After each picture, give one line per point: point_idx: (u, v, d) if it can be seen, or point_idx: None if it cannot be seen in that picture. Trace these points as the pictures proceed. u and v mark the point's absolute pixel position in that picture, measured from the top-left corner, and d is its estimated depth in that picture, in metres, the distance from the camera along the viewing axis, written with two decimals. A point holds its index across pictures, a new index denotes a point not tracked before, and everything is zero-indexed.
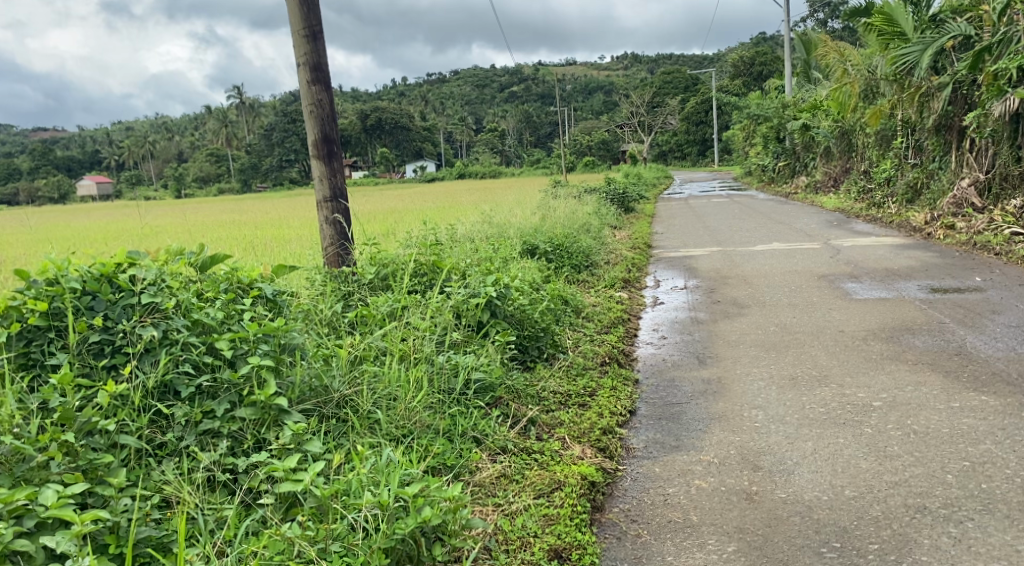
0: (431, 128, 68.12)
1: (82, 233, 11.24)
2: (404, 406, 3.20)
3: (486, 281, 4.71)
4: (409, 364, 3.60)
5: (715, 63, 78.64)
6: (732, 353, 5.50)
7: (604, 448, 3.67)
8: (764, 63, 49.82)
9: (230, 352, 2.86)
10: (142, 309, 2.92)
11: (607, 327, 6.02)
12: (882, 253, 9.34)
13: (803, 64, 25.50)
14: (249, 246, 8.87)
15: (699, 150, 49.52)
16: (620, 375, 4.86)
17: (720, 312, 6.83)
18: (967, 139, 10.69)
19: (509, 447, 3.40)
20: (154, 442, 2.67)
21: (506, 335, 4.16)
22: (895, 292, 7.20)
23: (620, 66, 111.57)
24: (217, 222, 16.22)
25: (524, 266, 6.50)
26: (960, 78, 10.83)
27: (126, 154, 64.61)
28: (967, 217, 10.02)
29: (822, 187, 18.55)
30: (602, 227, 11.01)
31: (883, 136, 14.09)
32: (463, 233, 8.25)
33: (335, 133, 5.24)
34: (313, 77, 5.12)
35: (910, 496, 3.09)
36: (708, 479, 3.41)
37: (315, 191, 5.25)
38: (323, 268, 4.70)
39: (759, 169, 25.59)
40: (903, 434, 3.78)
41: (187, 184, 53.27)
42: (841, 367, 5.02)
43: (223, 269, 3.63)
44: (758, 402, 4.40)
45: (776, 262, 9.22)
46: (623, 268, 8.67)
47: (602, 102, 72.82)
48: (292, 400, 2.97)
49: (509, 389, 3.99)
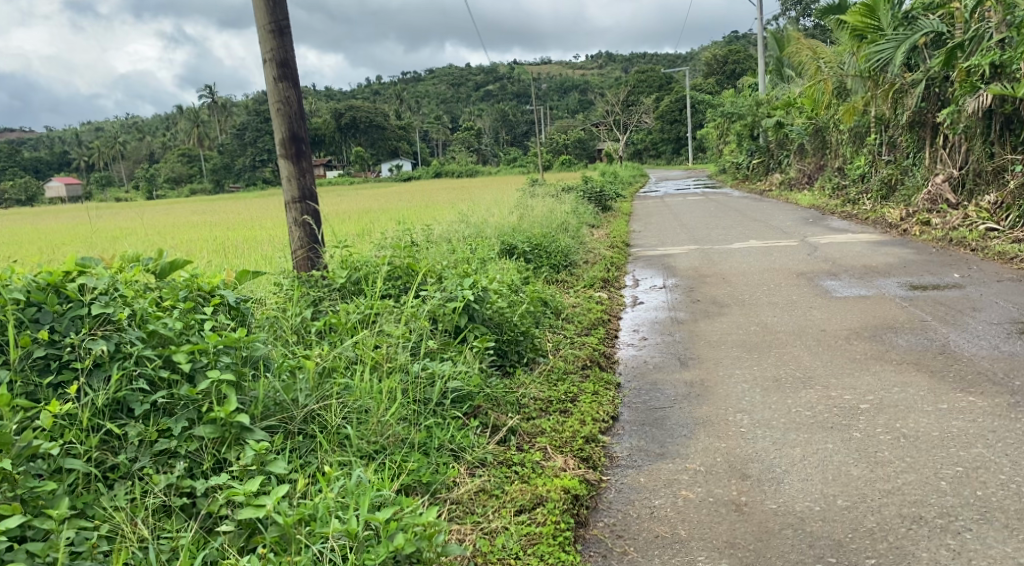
0: (406, 127, 67.76)
1: (46, 238, 10.89)
2: (376, 420, 3.03)
3: (463, 284, 4.55)
4: (382, 374, 3.42)
5: (688, 62, 79.17)
6: (714, 354, 5.38)
7: (587, 458, 3.53)
8: (737, 61, 50.10)
9: (188, 365, 2.67)
10: (92, 320, 2.72)
11: (587, 329, 5.88)
12: (860, 249, 9.31)
13: (776, 61, 25.63)
14: (219, 248, 8.67)
15: (674, 148, 49.74)
16: (602, 379, 4.72)
17: (701, 312, 6.73)
18: (941, 135, 10.73)
19: (488, 460, 3.25)
20: (104, 464, 2.47)
21: (484, 340, 4.00)
22: (874, 289, 7.15)
23: (594, 65, 111.78)
24: (187, 224, 15.86)
25: (501, 266, 6.35)
26: (933, 75, 10.87)
27: (95, 155, 63.56)
28: (942, 214, 10.01)
29: (796, 184, 18.61)
30: (579, 226, 10.88)
31: (857, 134, 14.11)
32: (438, 233, 8.08)
33: (303, 131, 5.05)
34: (279, 73, 4.91)
35: (905, 505, 2.99)
36: (694, 489, 3.27)
37: (282, 191, 5.07)
38: (292, 273, 4.52)
39: (733, 167, 25.70)
40: (893, 438, 3.68)
41: (158, 185, 52.60)
42: (825, 367, 4.91)
43: (183, 276, 3.43)
44: (743, 406, 4.27)
45: (754, 260, 9.15)
46: (601, 268, 8.54)
47: (576, 101, 72.84)
48: (256, 416, 2.79)
49: (487, 397, 3.82)
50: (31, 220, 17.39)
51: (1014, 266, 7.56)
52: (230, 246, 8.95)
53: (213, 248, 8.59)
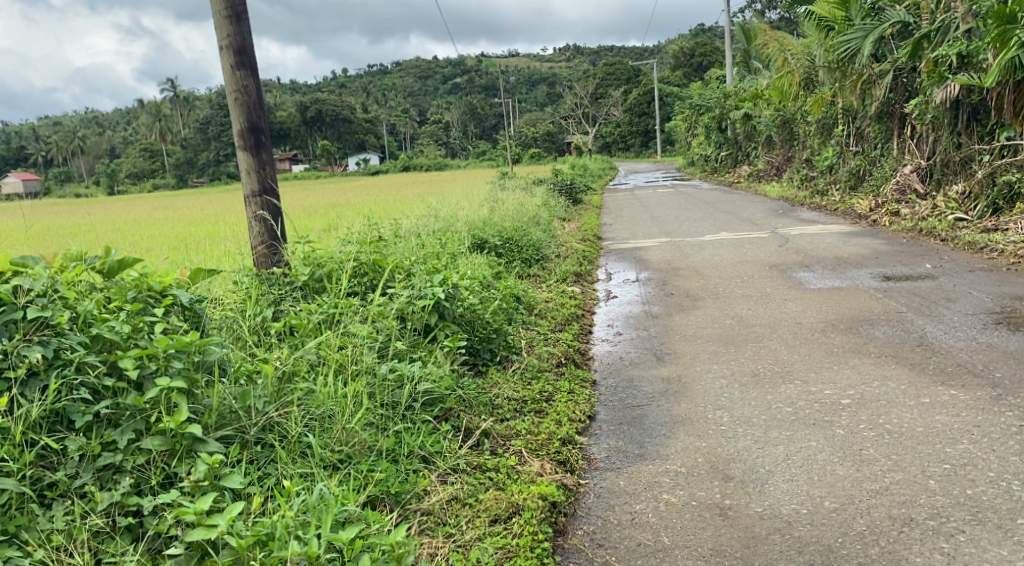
0: (373, 120, 67.06)
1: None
2: (341, 427, 2.85)
3: (433, 281, 4.37)
4: (347, 378, 3.24)
5: (654, 54, 79.35)
6: (690, 349, 5.26)
7: (563, 461, 3.39)
8: (704, 54, 50.28)
9: (136, 372, 2.45)
10: (27, 325, 2.47)
11: (561, 324, 5.75)
12: (830, 240, 9.29)
13: (743, 54, 25.67)
14: (180, 245, 8.41)
15: (642, 141, 49.84)
16: (577, 377, 4.58)
17: (675, 306, 6.61)
18: (909, 126, 10.76)
19: (461, 466, 3.09)
20: (41, 482, 2.25)
21: (455, 339, 3.83)
22: (848, 280, 7.10)
23: (563, 57, 111.68)
24: (150, 220, 15.40)
25: (471, 262, 6.19)
26: (900, 65, 10.88)
27: (53, 149, 62.07)
28: (911, 204, 10.03)
29: (764, 175, 18.66)
30: (550, 219, 10.73)
31: (824, 125, 14.13)
32: (407, 227, 7.89)
33: (263, 121, 4.84)
34: (237, 61, 4.69)
35: (895, 507, 2.93)
36: (677, 492, 3.15)
37: (242, 184, 4.85)
38: (251, 271, 4.31)
39: (702, 160, 25.74)
40: (878, 435, 3.59)
41: (119, 180, 51.65)
42: (803, 361, 4.82)
43: (132, 275, 3.20)
44: (722, 403, 4.15)
45: (726, 252, 9.07)
46: (574, 261, 8.40)
47: (545, 94, 72.69)
48: (209, 426, 2.57)
49: (459, 399, 3.66)
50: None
51: (985, 256, 7.56)
52: (192, 243, 8.70)
53: (175, 245, 8.34)
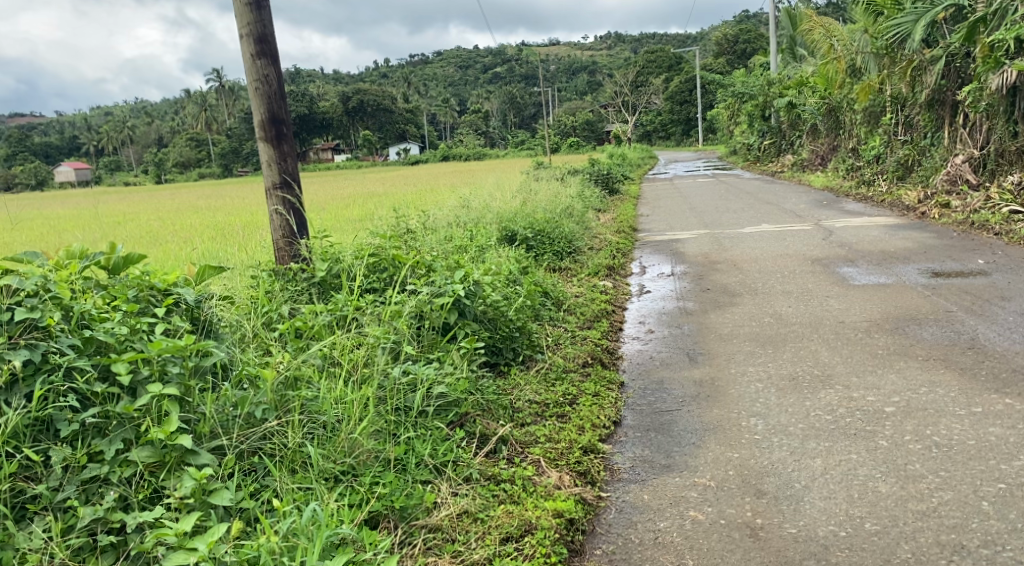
0: (413, 110, 67.23)
1: (41, 228, 10.60)
2: (346, 436, 2.71)
3: (454, 277, 4.21)
4: (358, 381, 3.10)
5: (698, 41, 78.07)
6: (725, 349, 5.02)
7: (585, 472, 3.20)
8: (748, 41, 49.30)
9: (128, 378, 2.34)
10: (16, 327, 2.36)
11: (590, 321, 5.55)
12: (876, 233, 8.90)
13: (788, 39, 24.97)
14: (211, 236, 8.40)
15: (684, 129, 48.91)
16: (604, 378, 4.37)
17: (711, 302, 6.34)
18: (961, 113, 10.30)
19: (474, 477, 2.92)
20: (25, 494, 2.14)
21: (473, 340, 3.66)
22: (894, 276, 6.75)
23: (604, 45, 110.33)
24: (190, 208, 15.50)
25: (498, 257, 6.01)
26: (953, 50, 10.38)
27: (103, 139, 63.61)
28: (962, 195, 9.56)
29: (809, 165, 18.12)
30: (584, 210, 10.47)
31: (871, 113, 13.61)
32: (435, 219, 7.75)
33: (284, 112, 4.71)
34: (258, 49, 4.56)
35: (943, 532, 2.72)
36: (704, 509, 2.95)
37: (262, 177, 4.74)
38: (267, 268, 4.19)
39: (744, 148, 25.16)
40: (924, 448, 3.33)
41: (166, 170, 52.92)
42: (845, 365, 4.54)
43: (136, 272, 3.09)
44: (757, 409, 3.91)
45: (766, 245, 8.73)
46: (607, 254, 8.17)
47: (584, 82, 71.93)
48: (203, 435, 2.44)
49: (477, 403, 3.50)
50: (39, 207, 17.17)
51: None
52: (225, 233, 8.73)
53: (207, 236, 8.35)
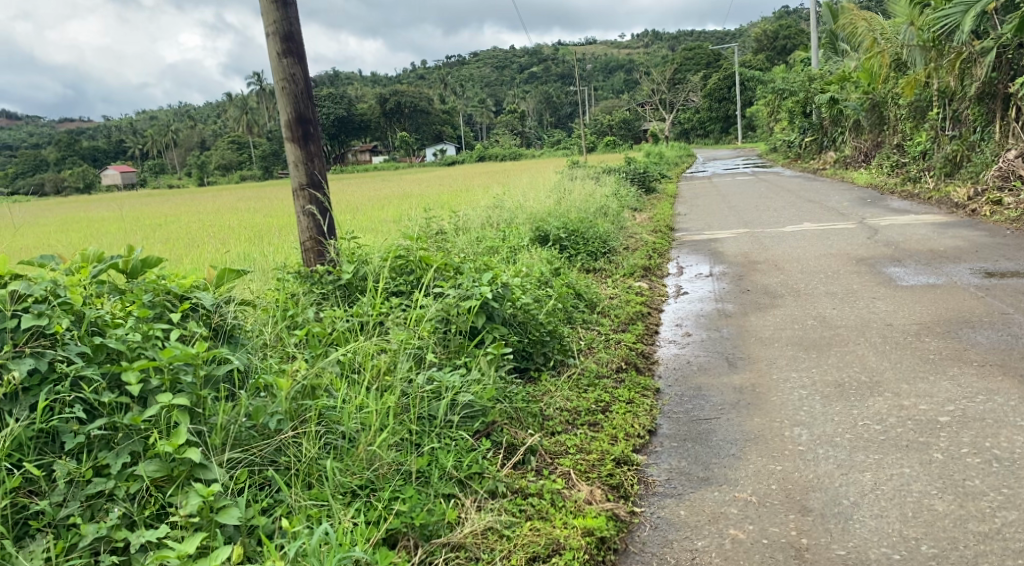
0: (449, 111, 67.38)
1: (83, 232, 10.76)
2: (365, 448, 2.60)
3: (482, 279, 4.07)
4: (381, 388, 2.99)
5: (737, 38, 77.08)
6: (766, 354, 4.81)
7: (617, 486, 3.04)
8: (788, 37, 48.38)
9: (138, 387, 2.27)
10: (25, 335, 2.30)
11: (624, 324, 5.39)
12: (924, 232, 8.56)
13: (829, 34, 24.43)
14: (247, 237, 8.42)
15: (722, 127, 48.13)
16: (638, 385, 4.20)
17: (751, 304, 6.12)
18: (1013, 106, 9.89)
19: (500, 490, 2.79)
20: (27, 509, 2.08)
21: (501, 346, 3.52)
22: (944, 276, 6.45)
23: (641, 43, 109.30)
24: (231, 211, 15.65)
25: (529, 260, 5.87)
26: (1005, 42, 9.93)
27: (148, 143, 64.92)
28: (1015, 192, 9.16)
29: (852, 162, 17.66)
30: (620, 209, 10.28)
31: (917, 108, 13.18)
32: (467, 219, 7.64)
33: (310, 111, 4.61)
34: (284, 48, 4.47)
35: (1008, 557, 2.51)
36: (745, 527, 2.77)
37: (290, 178, 4.65)
38: (292, 270, 4.11)
39: (784, 146, 24.63)
40: (984, 462, 3.10)
41: (209, 173, 54.08)
42: (894, 370, 4.30)
43: (155, 276, 3.02)
44: (801, 418, 3.71)
45: (809, 244, 8.45)
46: (643, 254, 7.97)
47: (621, 82, 71.46)
48: (215, 447, 2.36)
49: (504, 412, 3.37)
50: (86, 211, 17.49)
51: None
52: (262, 235, 8.75)
53: (244, 238, 8.40)
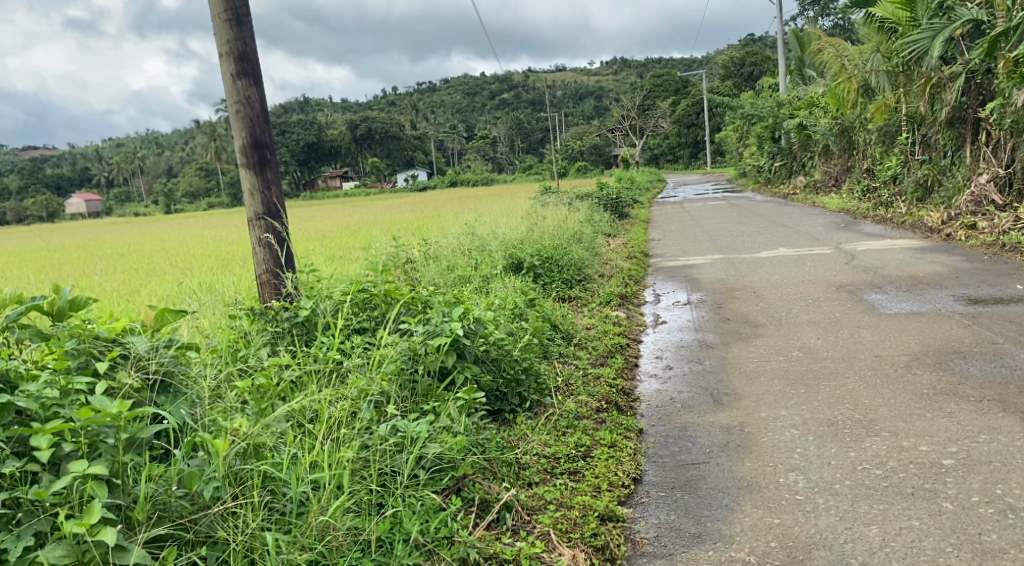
0: (422, 137, 67.19)
1: (38, 263, 10.21)
2: (318, 517, 2.30)
3: (452, 315, 3.78)
4: (339, 443, 2.68)
5: (703, 65, 78.26)
6: (752, 389, 4.55)
7: (602, 548, 2.76)
8: (755, 64, 49.04)
9: (47, 453, 1.99)
10: None
11: (603, 357, 5.13)
12: (902, 257, 8.42)
13: (796, 61, 24.62)
14: (209, 267, 8.04)
15: (692, 152, 48.61)
16: (621, 426, 3.92)
17: (732, 334, 5.89)
18: (984, 131, 9.84)
19: (471, 559, 2.50)
20: None
21: (472, 390, 3.23)
22: (927, 304, 6.28)
23: (611, 70, 110.52)
24: (197, 239, 15.09)
25: (502, 291, 5.59)
26: (973, 67, 9.90)
27: (114, 170, 63.71)
28: (989, 216, 9.10)
29: (822, 187, 17.70)
30: (594, 236, 10.03)
31: (886, 133, 13.20)
32: (437, 248, 7.34)
33: (267, 136, 4.31)
34: (238, 69, 4.17)
35: None
36: None
37: (245, 207, 4.35)
38: (245, 308, 3.79)
39: (754, 170, 24.73)
40: (999, 513, 2.86)
41: (178, 201, 53.28)
42: (888, 407, 4.07)
43: (85, 318, 2.71)
44: (795, 462, 3.44)
45: (786, 271, 8.28)
46: (619, 282, 7.74)
47: (591, 108, 72.06)
48: (137, 523, 2.07)
49: (476, 462, 3.09)
50: (45, 240, 16.80)
51: None
52: (225, 264, 8.44)
53: (205, 268, 8.01)
